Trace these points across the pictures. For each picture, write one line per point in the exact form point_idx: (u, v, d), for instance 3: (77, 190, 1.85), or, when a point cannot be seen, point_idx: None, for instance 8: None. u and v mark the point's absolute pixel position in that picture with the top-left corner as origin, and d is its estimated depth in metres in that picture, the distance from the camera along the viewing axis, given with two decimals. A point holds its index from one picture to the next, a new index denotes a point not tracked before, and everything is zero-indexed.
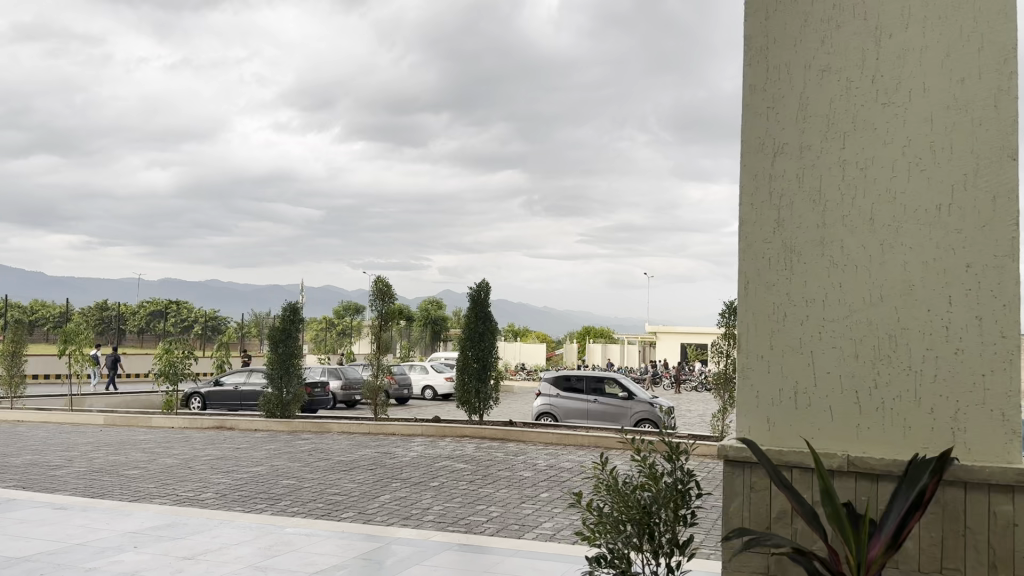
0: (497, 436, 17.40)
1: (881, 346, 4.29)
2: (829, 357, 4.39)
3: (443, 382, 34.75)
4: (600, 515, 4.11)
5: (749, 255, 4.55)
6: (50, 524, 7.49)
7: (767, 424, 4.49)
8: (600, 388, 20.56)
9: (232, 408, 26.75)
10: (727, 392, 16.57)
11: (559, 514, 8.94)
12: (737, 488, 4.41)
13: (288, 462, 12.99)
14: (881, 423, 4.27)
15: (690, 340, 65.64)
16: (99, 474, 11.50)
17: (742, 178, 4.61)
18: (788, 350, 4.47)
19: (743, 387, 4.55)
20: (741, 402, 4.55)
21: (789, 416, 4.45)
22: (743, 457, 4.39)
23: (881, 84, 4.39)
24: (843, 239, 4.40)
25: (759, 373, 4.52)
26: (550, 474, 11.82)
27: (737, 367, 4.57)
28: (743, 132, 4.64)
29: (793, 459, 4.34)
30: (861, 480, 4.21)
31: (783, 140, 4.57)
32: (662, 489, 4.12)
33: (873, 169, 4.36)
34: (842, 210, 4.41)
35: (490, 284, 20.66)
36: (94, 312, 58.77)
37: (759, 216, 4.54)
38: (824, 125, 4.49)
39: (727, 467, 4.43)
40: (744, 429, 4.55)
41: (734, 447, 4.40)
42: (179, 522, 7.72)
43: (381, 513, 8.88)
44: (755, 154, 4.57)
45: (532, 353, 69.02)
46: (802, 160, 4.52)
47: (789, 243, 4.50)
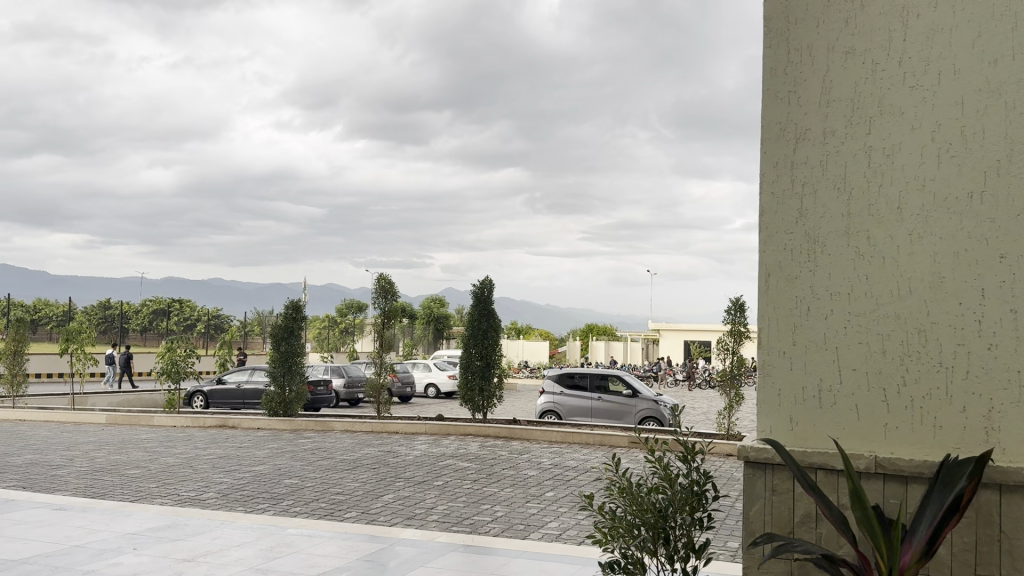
0: (501, 435, 17.27)
1: (909, 341, 4.17)
2: (855, 353, 4.27)
3: (446, 380, 34.63)
4: (613, 518, 3.98)
5: (769, 247, 4.45)
6: (48, 526, 7.38)
7: (789, 423, 4.37)
8: (604, 386, 20.43)
9: (234, 407, 26.65)
10: (732, 390, 16.43)
11: (565, 514, 8.82)
12: (758, 491, 4.29)
13: (290, 461, 12.88)
14: (910, 421, 4.14)
15: (694, 337, 65.42)
16: (100, 473, 11.41)
17: (763, 167, 4.51)
18: (811, 346, 4.35)
19: (764, 384, 4.44)
20: (763, 399, 4.44)
21: (813, 414, 4.33)
22: (764, 457, 4.27)
23: (908, 66, 4.26)
24: (868, 229, 4.28)
25: (782, 371, 4.41)
26: (555, 473, 11.68)
27: (757, 364, 4.46)
28: (764, 118, 4.54)
29: (818, 460, 4.23)
30: (889, 482, 4.12)
31: (805, 126, 4.46)
32: (677, 491, 4.00)
33: (900, 156, 4.24)
34: (868, 199, 4.28)
35: (494, 281, 20.53)
36: (96, 312, 58.60)
37: (780, 205, 4.45)
38: (848, 110, 4.37)
39: (749, 468, 4.32)
40: (766, 428, 4.43)
41: (754, 448, 4.29)
42: (180, 523, 7.62)
43: (384, 513, 8.75)
44: (775, 141, 4.47)
45: (535, 351, 68.89)
46: (826, 146, 4.41)
47: (812, 233, 4.39)
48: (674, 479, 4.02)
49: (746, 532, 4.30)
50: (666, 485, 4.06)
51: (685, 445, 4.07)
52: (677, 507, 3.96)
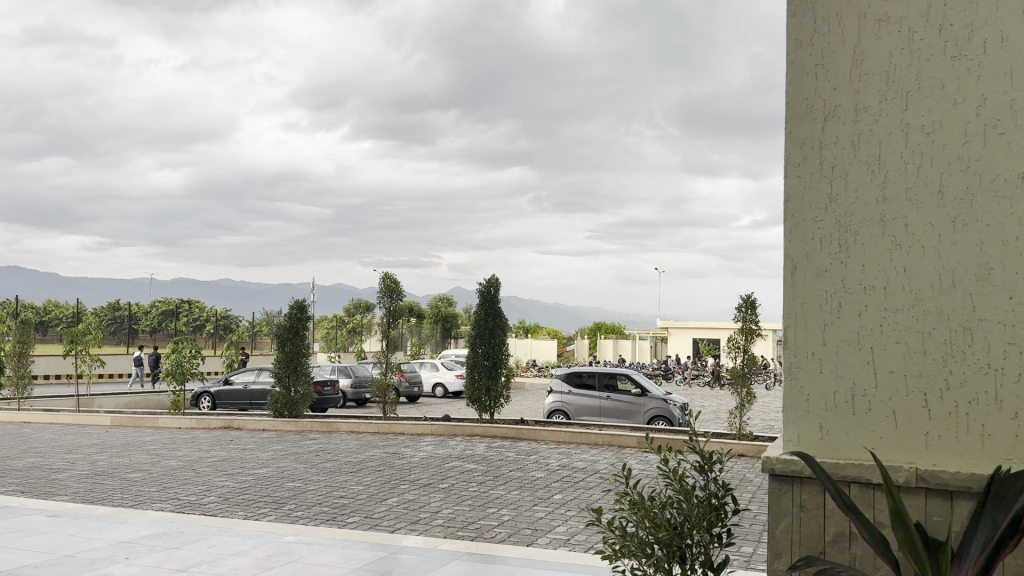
0: (509, 435, 17.06)
1: (954, 339, 3.91)
2: (893, 352, 4.01)
3: (454, 379, 34.44)
4: (624, 534, 3.72)
5: (796, 235, 4.21)
6: (40, 534, 7.21)
7: (819, 429, 4.12)
8: (612, 385, 20.17)
9: (241, 407, 26.54)
10: (743, 389, 16.13)
11: (574, 518, 8.59)
12: (784, 508, 4.05)
13: (294, 464, 12.69)
14: (954, 428, 3.88)
15: (703, 335, 65.06)
16: (101, 477, 11.25)
17: (788, 148, 4.25)
18: (844, 344, 4.10)
19: (792, 387, 4.18)
20: (789, 406, 4.19)
21: (845, 421, 4.08)
22: (791, 471, 4.02)
23: (950, 35, 4.02)
24: (906, 215, 4.02)
25: (811, 372, 4.15)
26: (562, 475, 11.46)
27: (784, 364, 4.21)
28: (789, 96, 4.28)
29: (852, 473, 3.99)
30: (932, 497, 3.89)
31: (835, 102, 4.20)
32: (695, 506, 3.76)
33: (942, 133, 3.98)
34: (905, 182, 4.03)
35: (501, 280, 20.33)
36: (105, 312, 58.77)
37: (808, 190, 4.20)
38: (881, 84, 4.12)
39: (774, 483, 4.07)
40: (792, 438, 4.18)
41: (780, 460, 4.03)
42: (175, 531, 7.42)
43: (388, 518, 8.50)
44: (801, 119, 4.21)
45: (543, 350, 68.73)
46: (857, 124, 4.15)
47: (843, 222, 4.14)
48: (690, 492, 3.78)
49: (772, 553, 4.06)
50: (681, 499, 3.82)
51: (702, 454, 3.82)
52: (694, 523, 3.71)
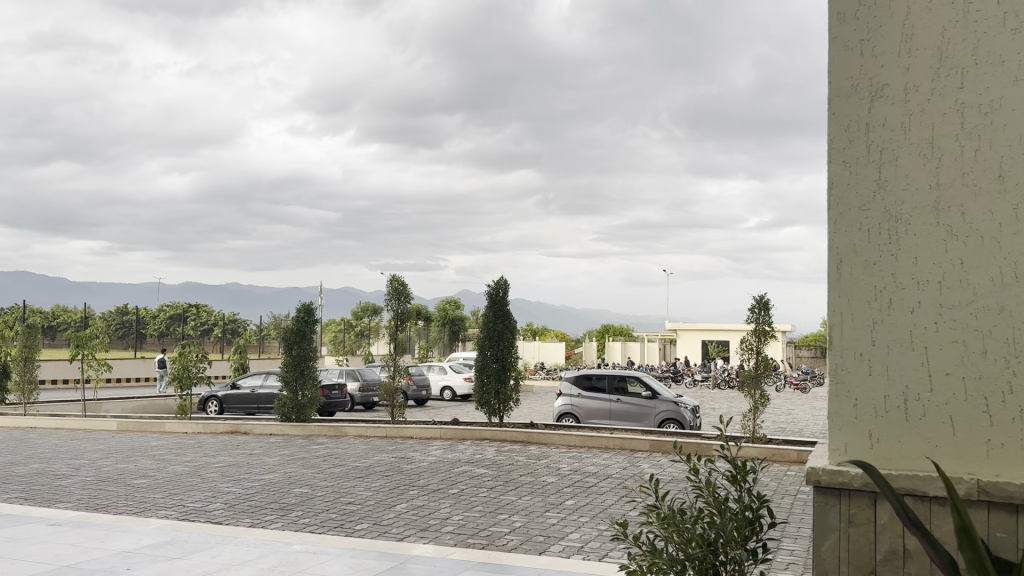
0: (519, 439, 16.87)
1: (1018, 337, 3.62)
2: (951, 351, 3.71)
3: (461, 382, 34.26)
4: (651, 551, 3.55)
5: (842, 226, 3.91)
6: (41, 543, 7.07)
7: (869, 438, 3.82)
8: (622, 388, 19.98)
9: (248, 411, 26.42)
10: (756, 391, 15.88)
11: (587, 524, 8.41)
12: (830, 523, 3.83)
13: (301, 469, 12.54)
14: (1018, 434, 3.59)
15: (712, 336, 64.44)
16: (105, 483, 11.12)
17: (832, 131, 3.96)
18: (896, 344, 3.80)
19: (838, 391, 3.87)
20: (837, 410, 3.88)
21: (896, 429, 3.79)
22: (838, 482, 3.80)
23: (1009, 6, 3.75)
24: (963, 203, 3.73)
25: (860, 374, 3.85)
26: (574, 480, 11.26)
27: (830, 366, 3.90)
28: (833, 75, 4.00)
29: (905, 485, 3.71)
30: (995, 511, 3.61)
31: (883, 81, 3.92)
32: (728, 519, 3.58)
33: (1002, 113, 3.70)
34: (962, 166, 3.75)
35: (509, 282, 20.13)
36: (112, 317, 58.86)
37: (855, 177, 3.91)
38: (934, 60, 3.85)
39: (820, 497, 3.86)
40: (842, 447, 3.88)
41: (827, 471, 3.82)
42: (180, 539, 7.26)
43: (397, 525, 8.32)
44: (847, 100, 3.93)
45: (551, 353, 68.48)
46: (908, 104, 3.87)
47: (893, 211, 3.84)
48: (722, 504, 3.61)
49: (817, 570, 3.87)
50: (714, 512, 3.64)
51: (733, 463, 3.61)
52: (728, 538, 3.53)
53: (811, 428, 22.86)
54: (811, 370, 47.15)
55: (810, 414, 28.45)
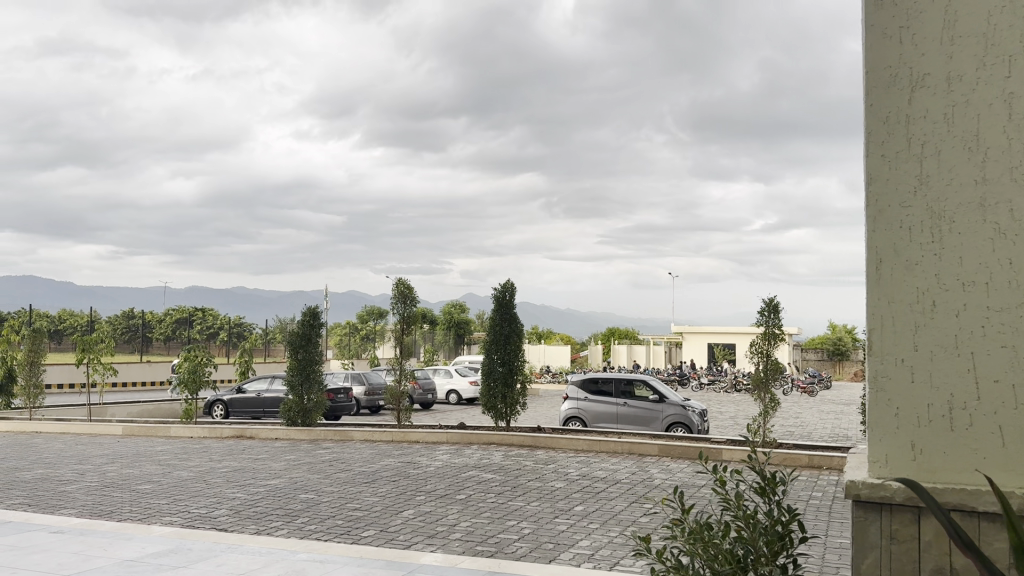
0: (525, 443, 16.73)
1: None
2: (1001, 360, 3.19)
3: (467, 386, 34.18)
4: (678, 566, 3.41)
5: (880, 221, 3.38)
6: (43, 552, 6.96)
7: (911, 449, 3.30)
8: (629, 391, 19.84)
9: (255, 416, 26.34)
10: (766, 395, 15.72)
11: (597, 531, 8.27)
12: (870, 540, 3.34)
13: (307, 474, 12.42)
14: None
15: (718, 339, 64.18)
16: (109, 489, 11.01)
17: (868, 121, 3.45)
18: (941, 353, 3.27)
19: (876, 400, 3.36)
20: (874, 423, 3.36)
21: (941, 440, 3.26)
22: (879, 496, 3.30)
23: None
24: (1012, 199, 3.22)
25: (901, 387, 3.32)
26: (583, 485, 11.11)
27: (867, 376, 3.38)
28: (868, 64, 3.50)
29: (955, 502, 3.20)
30: None
31: (923, 70, 3.41)
32: (758, 533, 3.45)
33: None
34: (1012, 160, 3.24)
35: (516, 285, 20.03)
36: (120, 321, 59.02)
37: (891, 171, 3.39)
38: (979, 47, 3.33)
39: (858, 510, 3.35)
40: (880, 460, 3.37)
41: (867, 484, 3.32)
42: (184, 548, 7.15)
43: (404, 532, 8.20)
44: (883, 91, 3.42)
45: (556, 356, 68.42)
46: (951, 95, 3.36)
47: (935, 207, 3.32)
48: (751, 518, 3.49)
49: None
50: (743, 526, 3.52)
51: (763, 476, 3.51)
52: (759, 553, 3.41)
53: (820, 431, 22.71)
54: (817, 373, 46.97)
55: (818, 417, 28.34)
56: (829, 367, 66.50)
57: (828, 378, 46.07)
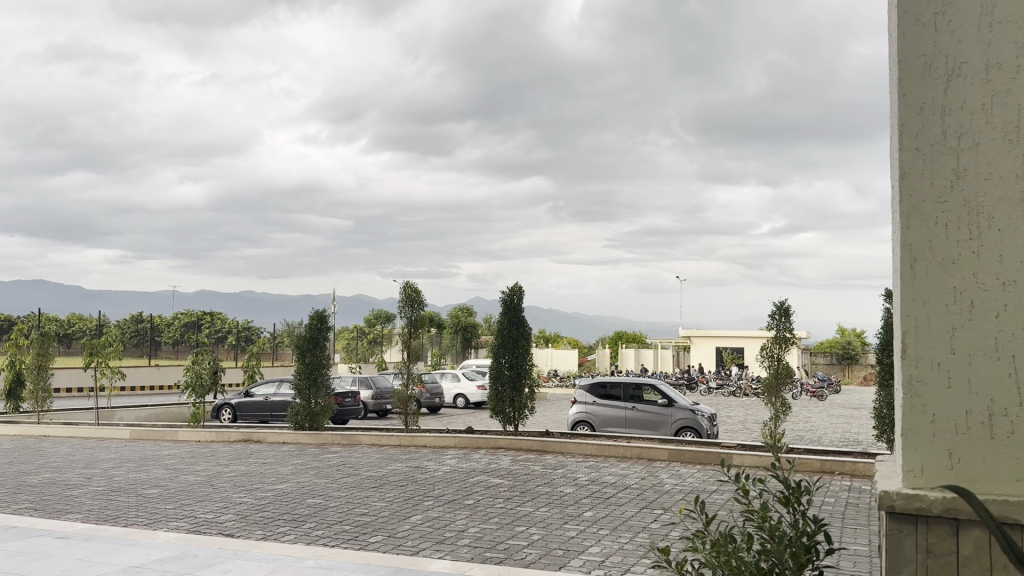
0: (534, 448, 16.63)
1: None
2: None
3: (475, 390, 34.09)
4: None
5: (913, 215, 3.04)
6: (47, 557, 6.90)
7: (949, 458, 2.94)
8: (638, 395, 19.71)
9: (262, 419, 26.30)
10: (777, 399, 15.57)
11: (608, 537, 8.17)
12: (903, 555, 2.95)
13: (314, 479, 12.34)
14: None
15: (726, 343, 63.83)
16: (116, 493, 10.95)
17: (901, 111, 3.10)
18: (983, 356, 2.91)
19: (912, 406, 3.00)
20: (907, 432, 3.00)
21: (982, 447, 2.90)
22: (915, 509, 2.92)
23: None
24: None
25: (935, 392, 2.97)
26: (592, 491, 11.02)
27: (900, 380, 3.02)
28: (901, 51, 3.15)
29: (1000, 513, 2.81)
30: None
31: (961, 57, 3.06)
32: (783, 545, 3.33)
33: None
34: None
35: (524, 289, 19.92)
36: (127, 324, 59.15)
37: (924, 162, 3.05)
38: (1020, 34, 2.99)
39: (892, 523, 2.97)
40: (912, 469, 3.01)
41: (901, 493, 2.95)
42: (190, 554, 7.09)
43: (412, 538, 8.12)
44: (916, 79, 3.08)
45: (563, 360, 68.24)
46: (989, 84, 3.01)
47: (974, 202, 2.97)
48: (776, 530, 3.38)
49: None
50: (766, 538, 3.42)
51: (787, 484, 3.41)
52: (784, 565, 3.29)
53: (830, 436, 22.58)
54: (827, 377, 46.71)
55: (828, 421, 28.15)
56: (838, 370, 66.20)
57: (838, 383, 45.78)
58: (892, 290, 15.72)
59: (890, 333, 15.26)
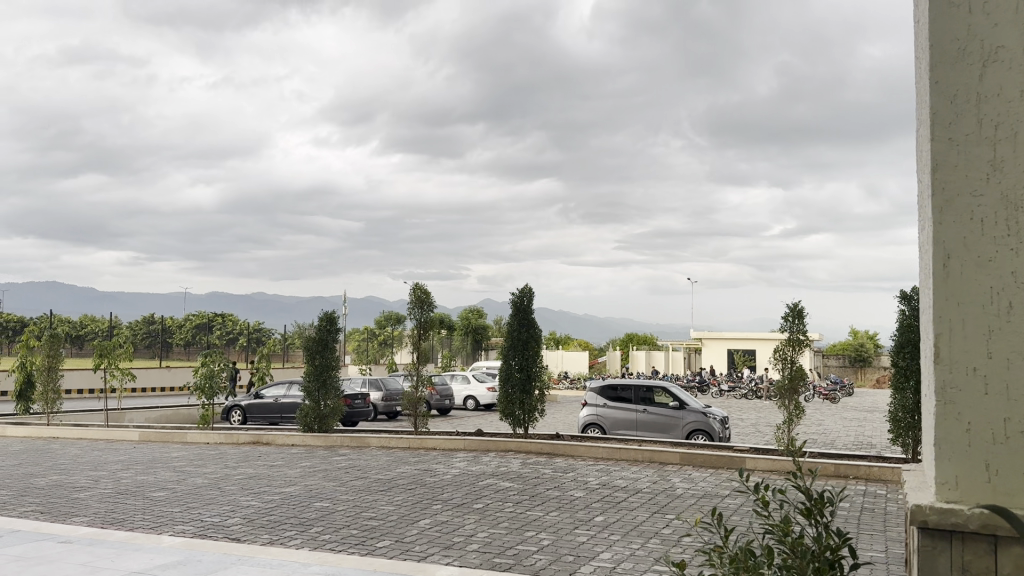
0: (544, 451, 16.50)
1: None
2: None
3: (485, 392, 33.94)
4: None
5: (951, 212, 3.20)
6: (48, 563, 6.83)
7: (985, 469, 3.08)
8: (649, 398, 19.56)
9: (272, 421, 26.26)
10: (790, 402, 15.40)
11: (619, 543, 8.04)
12: (938, 571, 3.11)
13: (322, 482, 12.28)
14: None
15: (737, 346, 63.44)
16: (123, 496, 10.89)
17: (937, 100, 3.28)
18: (1017, 357, 3.05)
19: (946, 411, 3.14)
20: (943, 439, 3.15)
21: (1015, 458, 3.05)
22: (950, 523, 3.07)
23: None
24: None
25: (972, 393, 3.11)
26: (602, 495, 10.89)
27: (938, 383, 3.16)
28: (937, 36, 3.34)
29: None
30: None
31: (997, 41, 3.25)
32: (806, 560, 3.21)
33: None
34: None
35: (534, 290, 19.82)
36: (139, 326, 59.43)
37: (960, 154, 3.22)
38: None
39: (926, 540, 3.13)
40: (948, 481, 3.14)
41: (936, 510, 3.10)
42: (193, 559, 7.01)
43: (420, 543, 8.01)
44: (953, 63, 3.27)
45: (574, 361, 68.03)
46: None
47: (1010, 195, 3.15)
48: (798, 544, 3.25)
49: None
50: (787, 553, 3.29)
51: (810, 496, 3.27)
52: None
53: (843, 439, 22.32)
54: (840, 379, 46.23)
55: (841, 424, 27.85)
56: (850, 373, 65.59)
57: (852, 385, 45.38)
58: (908, 292, 15.51)
59: (906, 335, 15.06)
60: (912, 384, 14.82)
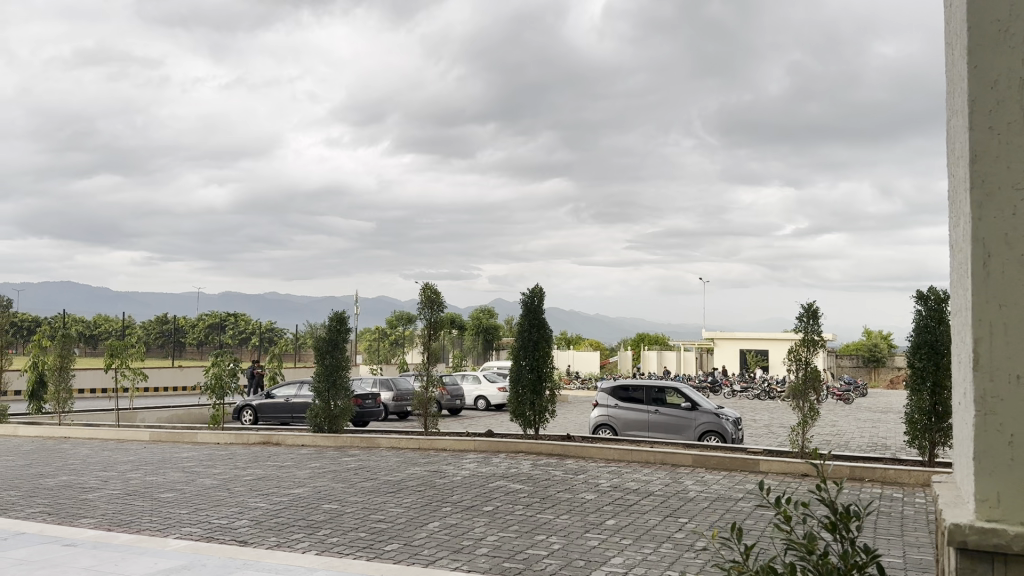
0: (555, 452, 16.37)
1: None
2: None
3: (496, 392, 33.84)
4: None
5: (989, 205, 3.04)
6: (52, 566, 6.77)
7: None
8: (661, 399, 19.41)
9: (283, 421, 26.23)
10: (803, 403, 15.21)
11: (631, 547, 7.91)
12: None
13: (331, 483, 12.19)
14: None
15: (750, 346, 63.11)
16: (131, 497, 10.84)
17: (973, 86, 3.13)
18: None
19: (985, 421, 3.00)
20: (982, 453, 3.00)
21: None
22: (990, 545, 2.94)
23: None
24: None
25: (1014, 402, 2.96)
26: (614, 498, 10.75)
27: (977, 391, 3.01)
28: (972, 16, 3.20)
29: None
30: None
31: None
32: None
33: None
34: None
35: (545, 290, 19.71)
36: (152, 325, 59.76)
37: (999, 144, 3.06)
38: None
39: (964, 560, 3.00)
40: (987, 497, 3.01)
41: (976, 529, 2.97)
42: (198, 563, 6.93)
43: (429, 546, 7.92)
44: (991, 44, 3.13)
45: (585, 361, 67.83)
46: None
47: None
48: (824, 561, 3.13)
49: None
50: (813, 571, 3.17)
51: (836, 510, 3.14)
52: None
53: (858, 441, 22.04)
54: (854, 379, 45.92)
55: (855, 425, 27.55)
56: (863, 373, 65.07)
57: (866, 386, 44.98)
58: (925, 292, 15.26)
59: (923, 335, 14.82)
60: (929, 385, 14.60)
